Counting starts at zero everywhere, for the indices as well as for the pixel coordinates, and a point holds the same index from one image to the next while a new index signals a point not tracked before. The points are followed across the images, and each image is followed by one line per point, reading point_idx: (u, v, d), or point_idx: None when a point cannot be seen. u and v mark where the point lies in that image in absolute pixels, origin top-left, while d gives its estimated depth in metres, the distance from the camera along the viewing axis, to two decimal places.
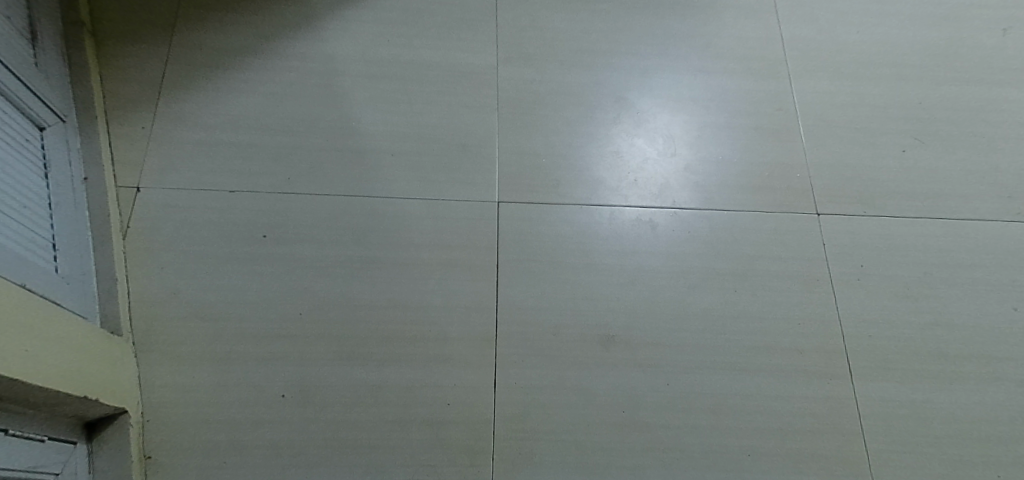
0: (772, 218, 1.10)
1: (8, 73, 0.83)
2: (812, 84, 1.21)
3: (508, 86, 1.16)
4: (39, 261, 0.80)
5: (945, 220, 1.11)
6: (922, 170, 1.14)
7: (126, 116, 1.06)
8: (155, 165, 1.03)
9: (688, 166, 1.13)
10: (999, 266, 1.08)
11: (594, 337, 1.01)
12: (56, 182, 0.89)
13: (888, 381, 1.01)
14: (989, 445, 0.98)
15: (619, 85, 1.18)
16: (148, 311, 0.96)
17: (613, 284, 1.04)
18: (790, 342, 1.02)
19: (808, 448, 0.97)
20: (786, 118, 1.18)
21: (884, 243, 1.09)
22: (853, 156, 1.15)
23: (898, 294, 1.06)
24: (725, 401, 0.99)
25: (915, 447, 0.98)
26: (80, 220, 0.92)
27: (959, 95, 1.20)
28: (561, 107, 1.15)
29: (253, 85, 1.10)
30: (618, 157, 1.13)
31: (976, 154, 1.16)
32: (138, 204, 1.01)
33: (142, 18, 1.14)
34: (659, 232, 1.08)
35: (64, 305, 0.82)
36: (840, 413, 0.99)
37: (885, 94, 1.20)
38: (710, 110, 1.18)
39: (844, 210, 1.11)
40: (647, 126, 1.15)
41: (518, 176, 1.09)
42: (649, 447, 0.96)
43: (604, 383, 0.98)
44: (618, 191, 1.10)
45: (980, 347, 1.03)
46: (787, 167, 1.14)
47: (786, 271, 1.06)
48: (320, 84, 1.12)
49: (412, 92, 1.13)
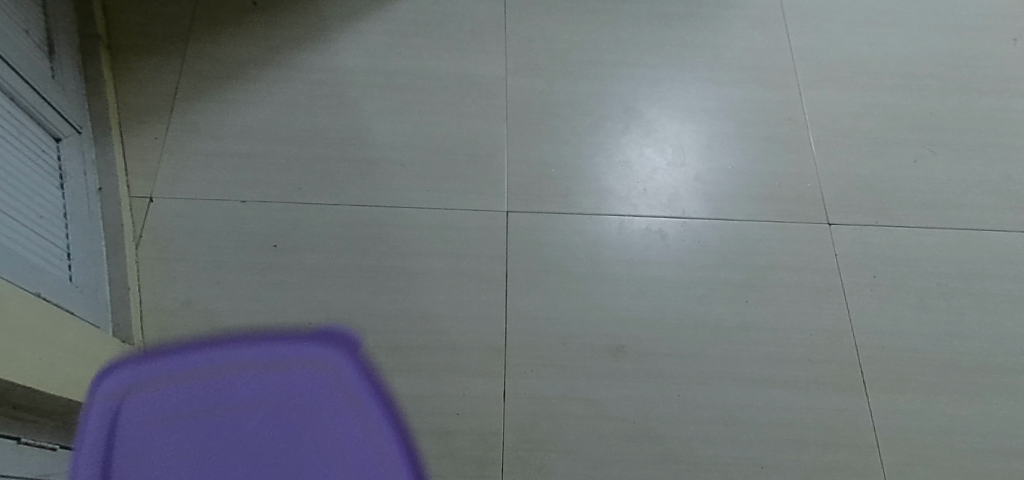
0: (784, 226, 1.09)
1: (26, 85, 0.84)
2: (822, 94, 1.20)
3: (518, 96, 1.16)
4: (54, 269, 0.81)
5: (958, 229, 1.10)
6: (934, 180, 1.13)
7: (140, 127, 1.08)
8: (169, 176, 1.04)
9: (697, 176, 1.13)
10: (1014, 277, 1.07)
11: (604, 346, 1.00)
12: (71, 192, 0.90)
13: (903, 392, 1.00)
14: (1008, 457, 0.96)
15: (628, 96, 1.18)
16: (160, 321, 0.96)
17: (623, 293, 1.04)
18: (802, 352, 1.02)
19: (822, 458, 0.96)
20: (796, 128, 1.17)
21: (896, 252, 1.08)
22: (864, 166, 1.14)
23: (910, 303, 1.05)
24: (737, 412, 0.98)
25: (931, 459, 0.96)
26: (94, 230, 0.93)
27: (971, 105, 1.20)
28: (570, 117, 1.16)
29: (265, 96, 1.11)
30: (627, 167, 1.13)
31: (988, 163, 1.15)
32: (150, 214, 1.02)
33: (157, 31, 1.15)
34: (669, 242, 1.07)
35: (77, 313, 0.83)
36: (855, 424, 0.98)
37: (894, 104, 1.19)
38: (719, 120, 1.17)
39: (855, 219, 1.11)
40: (656, 136, 1.16)
41: (528, 186, 1.09)
42: (660, 458, 0.95)
43: (614, 393, 0.98)
44: (627, 201, 1.10)
45: (996, 358, 1.02)
46: (796, 176, 1.13)
47: (798, 281, 1.06)
48: (331, 94, 1.13)
49: (422, 103, 1.14)
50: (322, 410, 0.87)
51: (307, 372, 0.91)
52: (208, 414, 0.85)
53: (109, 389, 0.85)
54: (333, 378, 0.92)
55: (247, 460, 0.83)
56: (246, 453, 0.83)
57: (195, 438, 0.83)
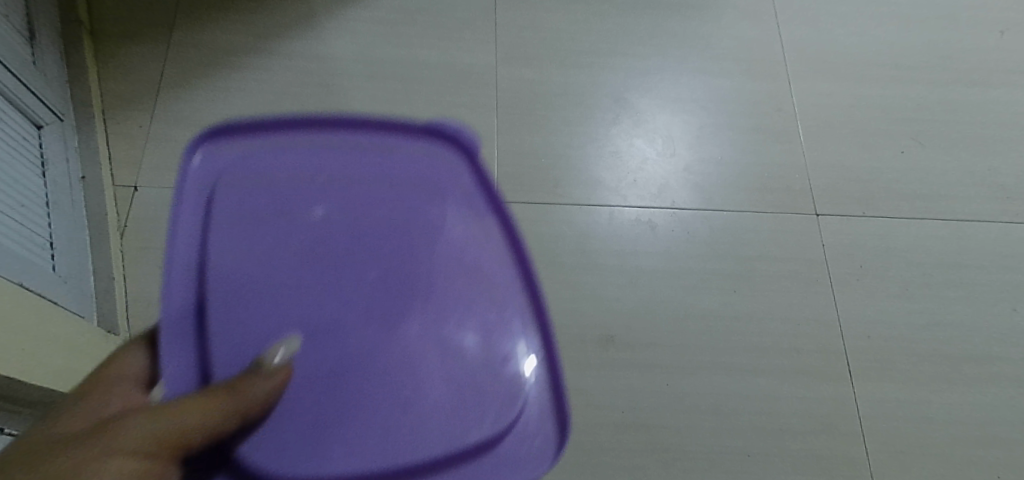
0: (773, 217, 1.10)
1: (8, 72, 0.83)
2: (811, 85, 1.21)
3: (508, 86, 1.16)
4: (38, 260, 0.80)
5: (945, 220, 1.11)
6: (921, 171, 1.14)
7: (124, 114, 1.06)
8: (154, 164, 1.03)
9: (687, 166, 1.13)
10: (999, 267, 1.08)
11: (593, 336, 1.00)
12: (54, 181, 0.88)
13: (889, 381, 1.01)
14: (991, 445, 0.98)
15: (619, 86, 1.18)
16: (146, 311, 0.95)
17: (613, 283, 1.04)
18: (790, 341, 1.02)
19: (808, 447, 0.97)
20: (786, 119, 1.18)
21: (884, 243, 1.09)
22: (853, 157, 1.15)
23: (897, 294, 1.06)
24: (726, 401, 0.98)
25: (915, 447, 0.97)
26: (77, 218, 0.92)
27: (958, 96, 1.20)
28: (560, 107, 1.15)
29: (251, 84, 1.10)
30: (617, 157, 1.12)
31: (975, 155, 1.16)
32: (135, 202, 1.01)
33: (140, 17, 1.14)
34: (659, 232, 1.08)
35: (61, 303, 0.82)
36: (841, 413, 0.99)
37: (882, 95, 1.20)
38: (709, 111, 1.17)
39: (843, 210, 1.11)
40: (647, 127, 1.15)
41: (518, 176, 1.09)
42: (649, 447, 0.96)
43: (604, 383, 0.98)
44: (617, 191, 1.10)
45: (981, 347, 1.03)
46: (786, 167, 1.14)
47: (786, 271, 1.06)
48: (319, 83, 1.12)
49: (411, 92, 1.13)
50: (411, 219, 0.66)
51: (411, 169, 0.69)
52: (328, 168, 0.68)
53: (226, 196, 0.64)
54: (451, 180, 0.70)
55: (348, 269, 0.63)
56: (364, 214, 0.66)
57: (315, 180, 0.66)
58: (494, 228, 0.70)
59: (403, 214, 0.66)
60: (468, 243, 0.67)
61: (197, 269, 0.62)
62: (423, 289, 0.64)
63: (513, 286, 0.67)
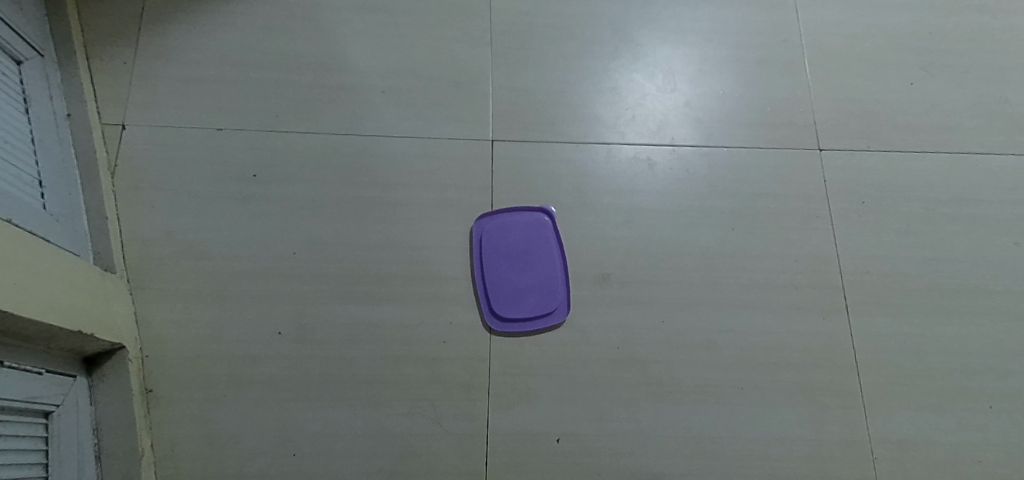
0: (773, 153, 1.08)
1: None
2: (820, 15, 1.15)
3: (503, 18, 1.12)
4: (26, 199, 0.81)
5: (951, 154, 1.08)
6: (929, 103, 1.11)
7: (108, 51, 1.05)
8: (142, 103, 1.03)
9: (688, 102, 1.10)
10: (1005, 200, 1.06)
11: (589, 274, 1.01)
12: (38, 117, 0.89)
13: (886, 317, 1.00)
14: (985, 378, 0.98)
15: (619, 17, 1.14)
16: (143, 250, 0.97)
17: (610, 221, 1.03)
18: (785, 277, 1.02)
19: (801, 381, 0.97)
20: (790, 51, 1.13)
21: (887, 178, 1.07)
22: (859, 90, 1.11)
23: (899, 230, 1.04)
24: (720, 336, 0.99)
25: (909, 380, 0.98)
26: (65, 157, 0.92)
27: (974, 24, 1.15)
28: (557, 41, 1.12)
29: (238, 20, 1.08)
30: (616, 94, 1.10)
31: (986, 86, 1.12)
32: (124, 141, 1.01)
33: None
34: (658, 171, 1.06)
35: (53, 241, 0.84)
36: (835, 349, 0.99)
37: (895, 24, 1.15)
38: (713, 43, 1.13)
39: (846, 144, 1.09)
40: (647, 61, 1.12)
41: (514, 114, 1.07)
42: (644, 382, 0.97)
43: (598, 320, 0.99)
44: (615, 129, 1.08)
45: (981, 282, 1.02)
46: (789, 102, 1.11)
47: (784, 207, 1.05)
48: (307, 17, 1.09)
49: (403, 26, 1.10)
50: (538, 254, 1.01)
51: (545, 234, 1.01)
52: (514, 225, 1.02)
53: (478, 233, 1.01)
54: (557, 249, 1.01)
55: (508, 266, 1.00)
56: (524, 263, 1.01)
57: (507, 238, 1.01)
58: (565, 274, 1.00)
59: (536, 264, 1.01)
60: (552, 277, 1.00)
61: (446, 258, 1.00)
62: (541, 278, 1.00)
63: (557, 294, 0.99)
